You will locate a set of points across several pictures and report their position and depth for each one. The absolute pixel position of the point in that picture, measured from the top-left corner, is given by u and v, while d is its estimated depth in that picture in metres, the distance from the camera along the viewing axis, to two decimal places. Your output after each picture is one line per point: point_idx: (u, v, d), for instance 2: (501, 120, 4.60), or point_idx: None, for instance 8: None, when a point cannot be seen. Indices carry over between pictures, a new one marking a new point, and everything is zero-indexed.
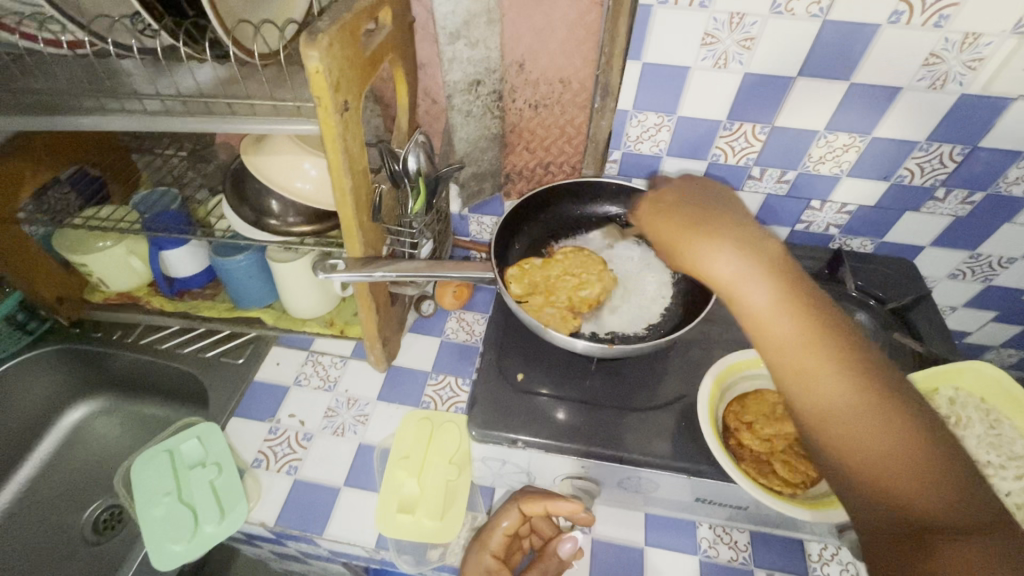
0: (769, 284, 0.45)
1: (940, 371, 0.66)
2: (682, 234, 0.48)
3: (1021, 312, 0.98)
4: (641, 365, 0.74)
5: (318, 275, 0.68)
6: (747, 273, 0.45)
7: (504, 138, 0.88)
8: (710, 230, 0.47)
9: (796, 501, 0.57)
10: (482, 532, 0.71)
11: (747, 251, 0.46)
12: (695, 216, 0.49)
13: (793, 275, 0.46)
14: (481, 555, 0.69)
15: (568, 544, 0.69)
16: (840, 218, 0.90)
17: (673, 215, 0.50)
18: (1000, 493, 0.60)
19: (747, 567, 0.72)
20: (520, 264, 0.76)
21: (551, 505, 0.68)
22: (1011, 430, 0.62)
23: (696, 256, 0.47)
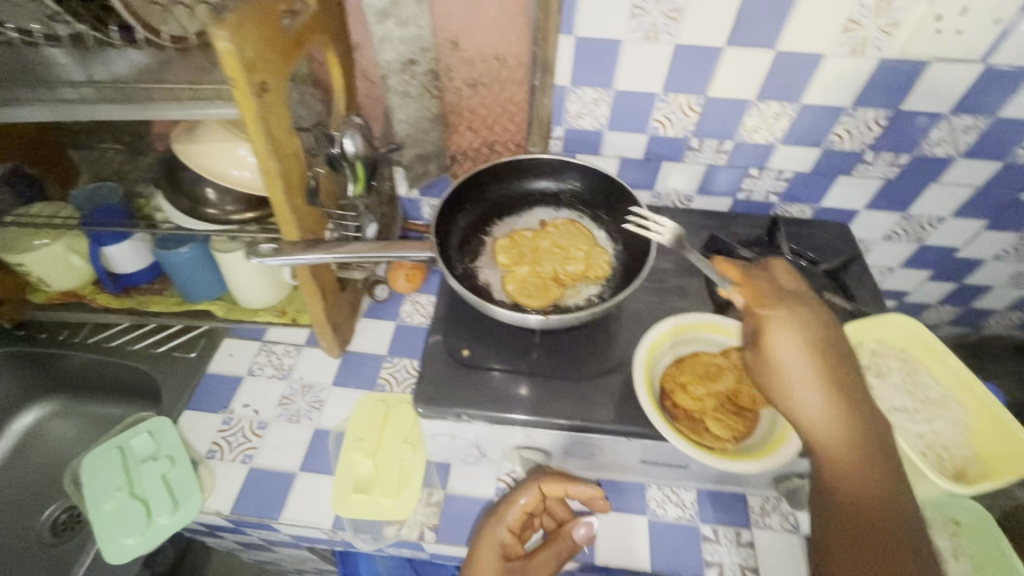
0: (850, 435, 0.48)
1: (861, 327, 0.67)
2: (787, 367, 0.50)
3: (951, 269, 1.05)
4: (585, 336, 0.76)
5: (250, 260, 0.67)
6: (827, 412, 0.49)
7: (445, 118, 0.86)
8: (816, 374, 0.50)
9: (726, 455, 0.59)
10: (498, 507, 0.71)
11: (834, 398, 0.49)
12: (812, 347, 0.50)
13: (868, 428, 0.49)
14: (497, 527, 0.70)
15: (582, 529, 0.70)
16: (778, 184, 0.93)
17: (790, 347, 0.50)
18: (912, 436, 0.60)
19: (693, 523, 0.76)
20: (511, 235, 0.78)
21: (571, 488, 0.70)
22: (929, 377, 0.64)
23: (810, 371, 0.50)
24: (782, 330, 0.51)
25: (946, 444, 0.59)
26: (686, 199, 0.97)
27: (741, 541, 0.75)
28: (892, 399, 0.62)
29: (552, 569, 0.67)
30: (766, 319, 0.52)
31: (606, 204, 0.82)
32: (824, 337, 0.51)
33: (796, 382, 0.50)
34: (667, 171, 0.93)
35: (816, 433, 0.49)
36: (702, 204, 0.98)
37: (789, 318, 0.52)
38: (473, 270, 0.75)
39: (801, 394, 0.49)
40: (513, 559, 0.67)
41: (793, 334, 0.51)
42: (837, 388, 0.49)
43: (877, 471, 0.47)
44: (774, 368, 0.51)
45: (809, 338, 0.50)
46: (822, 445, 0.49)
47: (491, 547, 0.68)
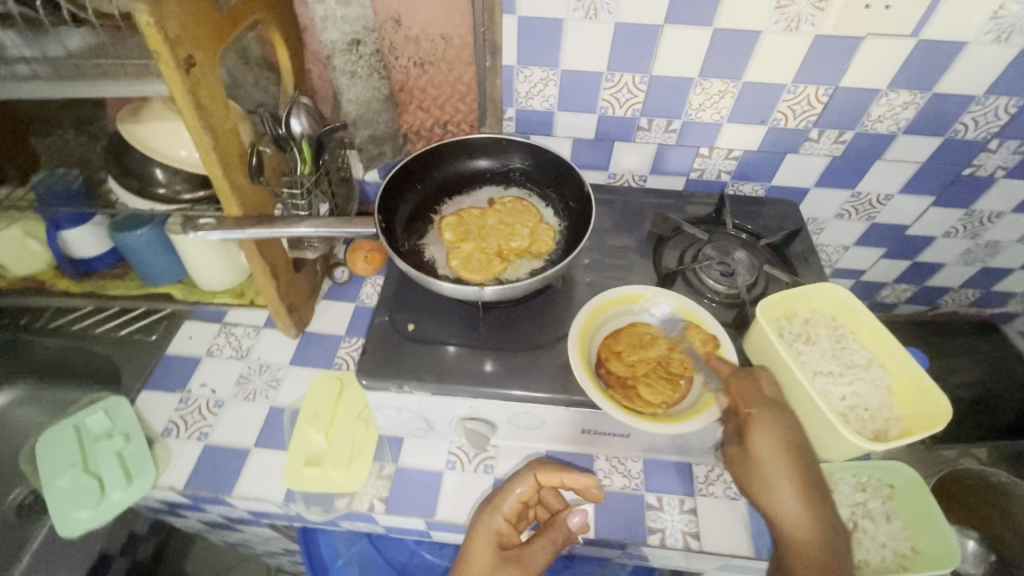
0: (819, 534, 0.53)
1: (793, 297, 0.69)
2: (766, 465, 0.55)
3: (904, 247, 1.07)
4: (531, 310, 0.77)
5: (188, 234, 0.68)
6: (800, 512, 0.53)
7: (394, 98, 0.88)
8: (792, 474, 0.54)
9: (652, 418, 0.61)
10: (494, 497, 0.69)
11: (806, 498, 0.54)
12: (788, 449, 0.55)
13: (830, 523, 0.54)
14: (492, 517, 0.68)
15: (577, 517, 0.66)
16: (729, 163, 0.94)
17: (771, 448, 0.55)
18: (834, 397, 0.62)
19: (638, 492, 0.78)
20: (459, 213, 0.80)
21: (567, 477, 0.68)
22: (855, 342, 0.66)
23: (787, 473, 0.54)
24: (764, 433, 0.56)
25: (865, 404, 0.61)
26: (640, 179, 0.98)
27: (684, 508, 0.76)
28: (816, 363, 0.64)
29: (546, 559, 0.65)
30: (753, 420, 0.56)
31: (555, 183, 0.83)
32: (798, 440, 0.56)
33: (777, 479, 0.55)
34: (619, 150, 0.94)
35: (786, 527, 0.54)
36: (656, 183, 0.99)
37: (771, 421, 0.56)
38: (419, 247, 0.76)
39: (778, 494, 0.54)
40: (508, 547, 0.66)
41: (772, 436, 0.56)
42: (809, 487, 0.54)
43: (841, 574, 0.51)
44: (758, 468, 0.55)
45: (788, 442, 0.56)
46: (793, 537, 0.53)
47: (487, 535, 0.66)
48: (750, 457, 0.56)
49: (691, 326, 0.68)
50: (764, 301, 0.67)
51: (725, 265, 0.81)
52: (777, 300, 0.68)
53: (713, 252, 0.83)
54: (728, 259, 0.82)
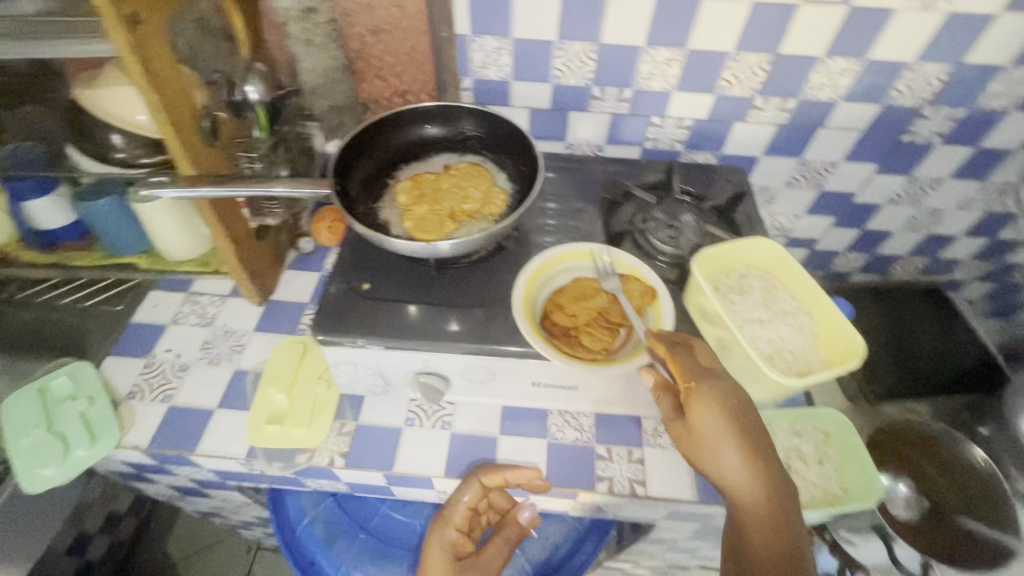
0: (765, 492, 0.56)
1: (730, 251, 0.72)
2: (710, 434, 0.57)
3: (853, 214, 1.11)
4: (484, 270, 0.79)
5: (142, 191, 0.70)
6: (745, 470, 0.57)
7: (352, 66, 0.91)
8: (736, 440, 0.57)
9: (588, 362, 0.65)
10: (444, 509, 0.73)
11: (750, 457, 0.57)
12: (730, 414, 0.57)
13: (774, 474, 0.57)
14: (445, 530, 0.72)
15: (526, 512, 0.80)
16: (681, 133, 0.97)
17: (713, 416, 0.57)
18: (760, 341, 0.66)
19: (589, 444, 0.81)
20: (414, 178, 0.82)
21: (511, 473, 0.73)
22: (786, 293, 0.69)
23: (730, 436, 0.57)
24: (705, 405, 0.57)
25: (790, 346, 0.65)
26: (597, 149, 1.01)
27: (632, 458, 0.80)
28: (747, 311, 0.68)
29: (502, 555, 0.74)
30: (693, 394, 0.58)
31: (509, 149, 0.86)
32: (741, 406, 0.58)
33: (720, 444, 0.57)
34: (575, 120, 0.97)
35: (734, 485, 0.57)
36: (613, 153, 1.02)
37: (709, 391, 0.58)
38: (375, 210, 0.79)
39: (724, 457, 0.57)
40: (464, 555, 0.72)
41: (712, 405, 0.58)
42: (751, 446, 0.57)
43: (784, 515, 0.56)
44: (702, 436, 0.58)
45: (728, 407, 0.58)
46: (739, 493, 0.57)
47: (442, 549, 0.71)
48: (695, 424, 0.58)
49: (632, 279, 0.71)
50: (701, 255, 0.70)
51: (671, 227, 0.84)
52: (714, 253, 0.71)
53: (662, 215, 0.86)
54: (676, 221, 0.86)
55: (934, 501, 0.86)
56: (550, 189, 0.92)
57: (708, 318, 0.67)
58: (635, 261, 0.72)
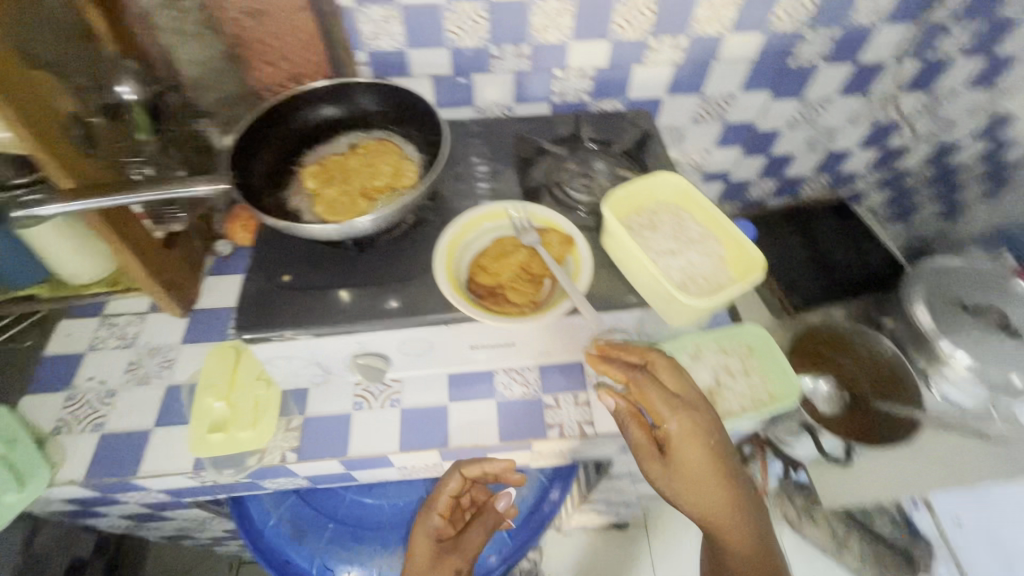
0: (740, 514, 0.64)
1: (638, 191, 0.75)
2: (695, 471, 0.63)
3: (757, 142, 1.17)
4: (407, 243, 0.79)
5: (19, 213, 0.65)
6: (725, 501, 0.63)
7: (236, 53, 0.86)
8: (717, 473, 0.63)
9: (515, 317, 0.67)
10: (430, 499, 0.79)
11: (730, 489, 0.63)
12: (713, 451, 0.63)
13: (746, 498, 0.64)
14: (430, 516, 0.78)
15: (503, 501, 0.83)
16: (585, 83, 0.99)
17: (697, 456, 0.63)
18: (673, 270, 0.69)
19: (536, 396, 0.84)
20: (320, 162, 0.80)
21: (486, 464, 0.76)
22: (693, 222, 0.73)
23: (713, 472, 0.63)
24: (688, 445, 0.63)
25: (701, 272, 0.69)
26: (506, 110, 1.01)
27: (579, 401, 0.84)
28: (659, 244, 0.71)
29: (481, 540, 0.79)
30: (675, 434, 0.63)
31: (415, 119, 0.84)
32: (721, 442, 0.64)
33: (704, 480, 0.63)
34: (480, 83, 0.96)
35: (714, 513, 0.64)
36: (523, 112, 1.02)
37: (692, 431, 0.63)
38: (283, 199, 0.76)
39: (705, 490, 0.63)
40: (445, 539, 0.78)
41: (696, 445, 0.63)
42: (731, 478, 0.63)
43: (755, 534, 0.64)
44: (686, 473, 0.64)
45: (710, 445, 0.63)
46: (717, 519, 0.64)
47: (426, 534, 0.77)
48: (680, 462, 0.64)
49: (548, 231, 0.73)
50: (610, 198, 0.73)
51: (584, 176, 0.86)
52: (622, 195, 0.74)
53: (576, 166, 0.88)
54: (589, 170, 0.88)
55: (851, 391, 0.96)
56: (463, 154, 0.91)
57: (624, 257, 0.70)
58: (549, 212, 0.74)
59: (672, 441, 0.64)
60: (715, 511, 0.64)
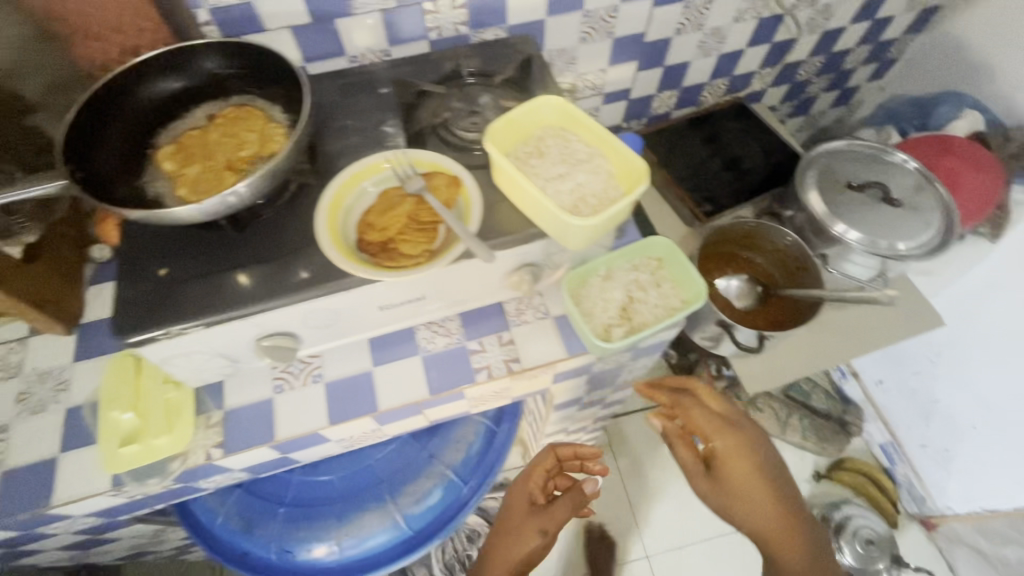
0: (788, 521, 0.73)
1: (521, 119, 0.72)
2: (741, 483, 0.74)
3: (650, 54, 1.15)
4: (289, 211, 0.73)
5: None
6: (775, 510, 0.73)
7: (51, 30, 0.75)
8: (763, 488, 0.74)
9: (409, 269, 0.65)
10: (528, 467, 1.03)
11: (775, 497, 0.74)
12: (754, 462, 0.75)
13: (793, 507, 0.74)
14: (525, 482, 1.01)
15: (592, 485, 1.00)
16: (460, 14, 0.93)
17: (742, 468, 0.74)
18: (562, 194, 0.68)
19: (461, 343, 0.84)
20: (177, 141, 0.73)
21: (578, 449, 1.00)
22: (579, 142, 0.72)
23: (759, 481, 0.74)
24: (733, 458, 0.75)
25: (591, 192, 0.68)
26: (383, 54, 0.95)
27: (503, 341, 0.84)
28: (546, 171, 0.70)
29: (567, 512, 0.94)
30: (721, 448, 0.76)
31: (276, 78, 0.77)
32: (762, 456, 0.75)
33: (751, 490, 0.74)
34: (346, 29, 0.89)
35: (767, 523, 0.73)
36: (401, 55, 0.96)
37: (735, 446, 0.76)
38: (140, 186, 0.70)
39: (754, 503, 0.73)
40: (537, 504, 0.97)
41: (740, 458, 0.75)
42: (775, 487, 0.74)
43: (801, 539, 0.73)
44: (735, 486, 0.74)
45: (752, 457, 0.75)
46: (769, 528, 0.73)
47: (522, 494, 0.99)
48: (728, 476, 0.75)
49: (433, 174, 0.70)
50: (491, 130, 0.70)
51: (471, 114, 0.82)
52: (503, 125, 0.71)
53: (461, 103, 0.84)
54: (475, 106, 0.84)
55: (764, 284, 1.03)
56: (339, 106, 0.84)
57: (512, 188, 0.68)
58: (431, 155, 0.71)
59: (721, 457, 0.76)
60: (767, 521, 0.73)
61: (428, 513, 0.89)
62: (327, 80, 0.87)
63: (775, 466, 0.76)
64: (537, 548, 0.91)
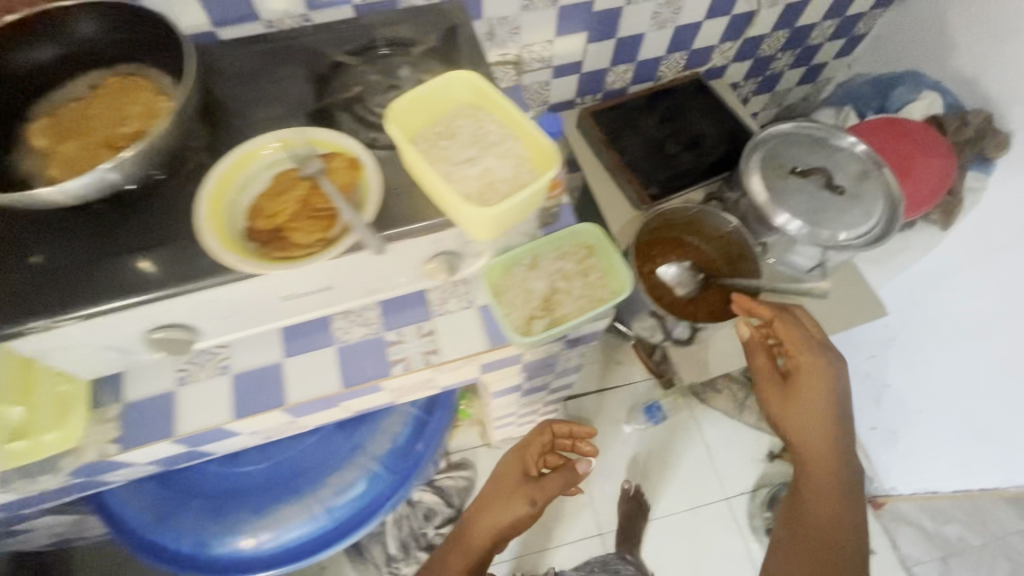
0: (833, 442, 0.81)
1: (430, 95, 0.66)
2: (805, 398, 0.82)
3: (600, 25, 1.08)
4: (177, 193, 0.67)
5: None
6: (828, 432, 0.81)
7: None
8: (820, 412, 0.81)
9: (300, 261, 0.60)
10: (523, 443, 1.09)
11: (830, 421, 0.81)
12: (826, 383, 0.81)
13: (845, 431, 0.82)
14: (518, 453, 1.07)
15: (583, 463, 1.05)
16: None
17: (812, 386, 0.82)
18: (468, 179, 0.63)
19: (378, 333, 0.80)
20: (53, 116, 0.67)
21: (571, 426, 1.13)
22: (492, 123, 0.66)
23: (819, 403, 0.81)
24: (807, 375, 0.82)
25: (501, 178, 0.63)
26: (302, 19, 0.87)
27: (422, 332, 0.80)
28: (454, 153, 0.64)
29: (557, 487, 1.00)
30: (801, 363, 0.83)
31: (160, 41, 0.69)
32: (835, 379, 0.82)
33: (813, 411, 0.81)
34: None
35: (811, 440, 0.81)
36: (323, 20, 0.88)
37: (813, 366, 0.82)
38: (4, 165, 0.64)
39: (810, 422, 0.81)
40: (528, 475, 1.03)
41: (813, 377, 0.82)
42: (830, 414, 0.81)
43: (840, 459, 0.81)
44: (799, 402, 0.82)
45: (822, 381, 0.81)
46: (810, 445, 0.81)
47: (513, 465, 1.05)
48: (798, 391, 0.82)
49: (332, 156, 0.64)
50: (395, 107, 0.64)
51: (388, 89, 0.76)
52: (408, 102, 0.65)
53: (378, 77, 0.78)
54: (394, 80, 0.78)
55: (706, 270, 0.99)
56: (244, 75, 0.77)
57: (414, 172, 0.62)
58: (333, 133, 0.65)
59: (805, 370, 0.83)
60: (811, 438, 0.81)
61: (352, 504, 0.88)
62: (231, 45, 0.80)
63: (841, 393, 0.82)
64: (524, 517, 0.97)
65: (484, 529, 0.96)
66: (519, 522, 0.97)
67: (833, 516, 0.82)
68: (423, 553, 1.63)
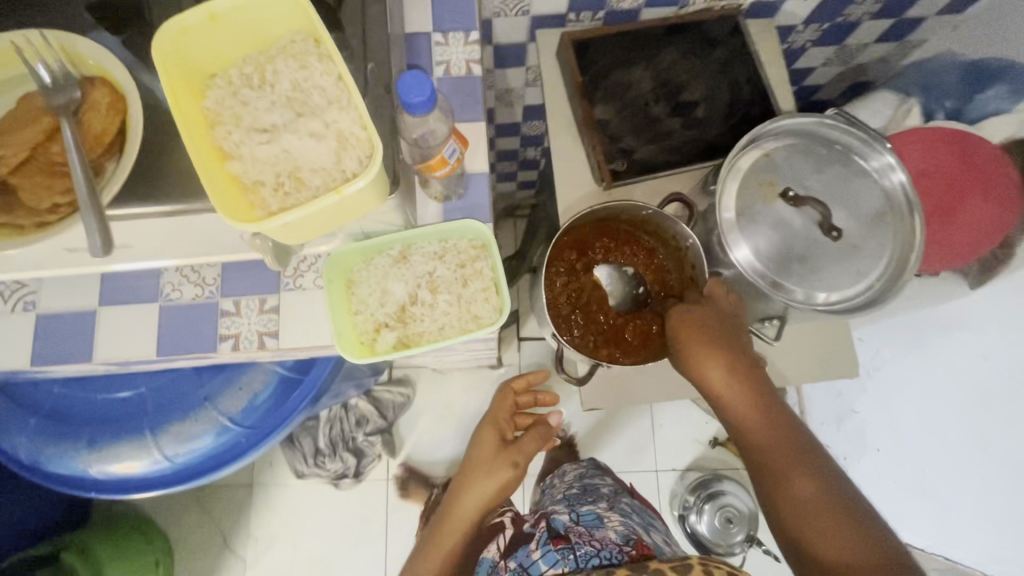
0: (738, 378, 0.67)
1: (231, 10, 0.44)
2: (693, 343, 0.68)
3: None
4: None
5: None
6: (728, 370, 0.67)
7: None
8: (710, 349, 0.67)
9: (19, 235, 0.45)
10: (489, 413, 1.01)
11: (727, 354, 0.67)
12: (707, 320, 0.68)
13: (748, 362, 0.68)
14: (489, 426, 0.99)
15: (554, 416, 0.99)
16: None
17: (694, 326, 0.68)
18: (260, 161, 0.45)
19: (213, 300, 0.67)
20: None
21: (526, 375, 1.03)
22: (322, 80, 0.46)
23: (706, 342, 0.67)
24: (684, 318, 0.69)
25: (308, 165, 0.45)
26: None
27: (265, 308, 0.67)
28: (254, 116, 0.45)
29: (536, 443, 0.93)
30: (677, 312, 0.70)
31: None
32: (717, 315, 0.69)
33: (703, 357, 0.67)
34: None
35: (717, 386, 0.67)
36: None
37: (693, 309, 0.69)
38: None
39: (708, 369, 0.67)
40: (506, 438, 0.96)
41: (693, 318, 0.69)
42: (726, 348, 0.67)
43: (760, 389, 0.66)
44: (694, 354, 0.68)
45: (704, 320, 0.68)
46: (719, 392, 0.67)
47: (488, 431, 0.97)
48: (685, 341, 0.68)
49: (96, 86, 0.48)
50: (166, 24, 0.42)
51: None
52: (189, 21, 0.43)
53: None
54: None
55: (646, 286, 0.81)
56: None
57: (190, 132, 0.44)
58: (103, 54, 0.47)
59: (682, 323, 0.69)
60: (716, 384, 0.67)
61: (196, 455, 0.84)
62: None
63: (730, 325, 0.69)
64: (510, 481, 0.90)
65: (475, 502, 0.89)
66: (505, 491, 0.90)
67: (788, 449, 0.64)
68: (352, 459, 1.37)
